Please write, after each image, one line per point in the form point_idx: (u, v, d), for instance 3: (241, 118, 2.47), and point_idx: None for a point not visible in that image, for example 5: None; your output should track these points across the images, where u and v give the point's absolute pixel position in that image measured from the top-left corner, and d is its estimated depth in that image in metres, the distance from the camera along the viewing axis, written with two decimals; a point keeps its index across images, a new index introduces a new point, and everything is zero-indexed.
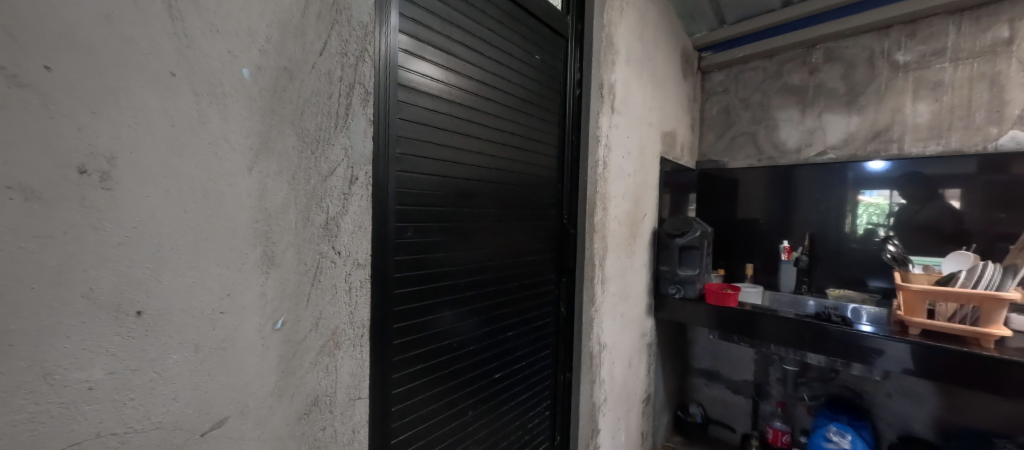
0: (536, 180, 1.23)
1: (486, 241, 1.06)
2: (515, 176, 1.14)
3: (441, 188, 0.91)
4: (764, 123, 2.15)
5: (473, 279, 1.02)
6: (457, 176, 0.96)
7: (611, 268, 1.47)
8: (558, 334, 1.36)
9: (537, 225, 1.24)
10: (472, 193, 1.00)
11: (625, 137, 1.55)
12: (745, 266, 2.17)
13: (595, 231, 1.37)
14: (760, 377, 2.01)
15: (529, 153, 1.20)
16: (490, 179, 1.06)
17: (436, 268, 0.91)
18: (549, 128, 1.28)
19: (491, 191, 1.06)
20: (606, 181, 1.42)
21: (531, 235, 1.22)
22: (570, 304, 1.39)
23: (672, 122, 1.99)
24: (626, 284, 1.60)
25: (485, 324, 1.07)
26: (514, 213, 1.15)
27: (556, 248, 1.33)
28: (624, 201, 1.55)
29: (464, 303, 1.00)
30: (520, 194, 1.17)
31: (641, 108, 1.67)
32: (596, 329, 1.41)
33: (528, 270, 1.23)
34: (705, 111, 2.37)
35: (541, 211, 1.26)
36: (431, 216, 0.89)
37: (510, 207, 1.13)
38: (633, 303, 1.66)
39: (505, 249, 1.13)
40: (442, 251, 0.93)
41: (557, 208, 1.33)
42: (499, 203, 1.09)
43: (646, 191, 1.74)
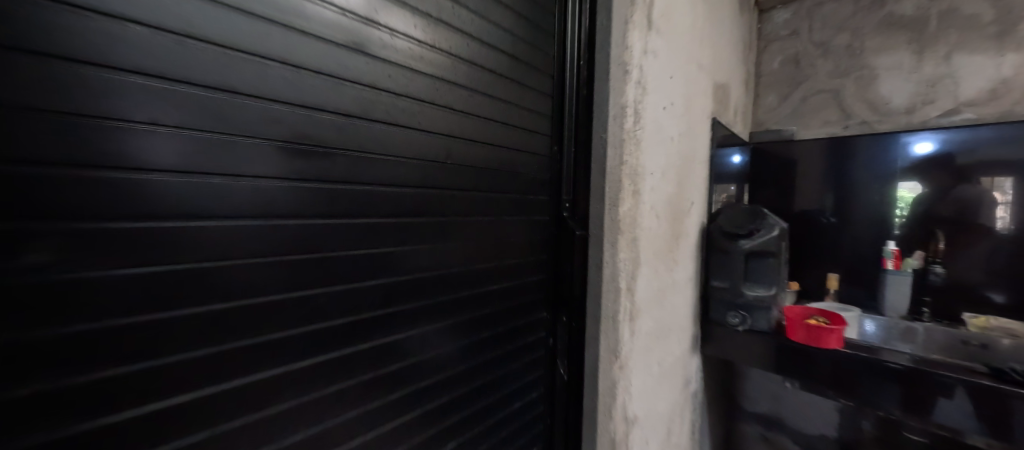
0: (508, 138, 0.71)
1: (384, 261, 0.54)
2: (462, 125, 0.62)
3: (242, 149, 0.40)
4: (853, 74, 1.52)
5: (351, 339, 0.51)
6: (291, 121, 0.43)
7: (644, 295, 0.87)
8: (545, 403, 0.83)
9: (505, 225, 0.71)
10: (348, 158, 0.48)
11: (668, 78, 0.94)
12: (823, 275, 1.55)
13: (622, 232, 0.77)
14: (848, 435, 1.40)
15: (489, 91, 0.66)
16: (398, 127, 0.53)
17: (230, 340, 0.40)
18: (531, 55, 0.74)
19: (400, 151, 0.54)
20: (639, 145, 0.80)
21: (489, 242, 0.69)
22: (562, 352, 0.85)
23: (726, 71, 1.37)
24: (665, 314, 1.00)
25: (397, 419, 0.56)
26: (454, 200, 0.62)
27: (539, 258, 0.81)
28: (665, 181, 0.95)
29: (333, 391, 0.49)
30: (467, 162, 0.64)
31: (691, 37, 1.05)
32: (625, 396, 0.81)
33: (490, 304, 0.70)
34: (762, 64, 1.74)
35: (510, 196, 0.72)
36: (198, 224, 0.38)
37: (446, 187, 0.61)
38: (675, 341, 1.07)
39: (434, 270, 0.61)
40: (247, 298, 0.41)
41: (551, 191, 0.81)
42: (416, 179, 0.57)
43: (695, 166, 1.14)
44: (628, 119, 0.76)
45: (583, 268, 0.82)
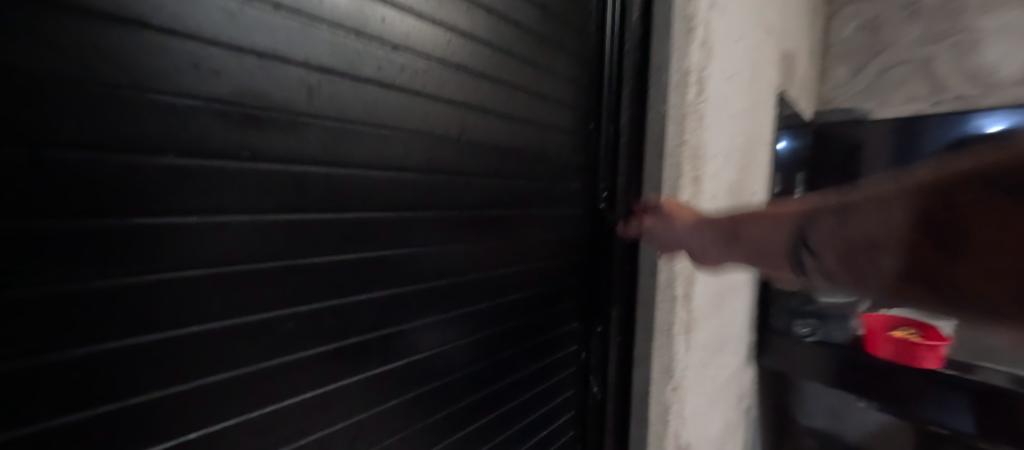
0: (535, 112, 0.59)
1: (381, 270, 0.42)
2: (478, 92, 0.51)
3: (176, 120, 0.27)
4: (948, 39, 1.28)
5: (342, 371, 0.40)
6: (261, 80, 0.32)
7: (699, 299, 0.75)
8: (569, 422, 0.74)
9: (529, 221, 0.61)
10: (338, 132, 0.38)
11: (738, 40, 0.79)
12: None
13: None
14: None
15: (508, 56, 0.55)
16: (401, 92, 0.42)
17: (186, 395, 0.29)
18: (570, 19, 0.63)
19: (404, 123, 0.43)
20: (701, 122, 0.69)
21: (510, 242, 0.58)
22: (595, 363, 0.76)
23: (795, 36, 1.17)
24: (724, 324, 0.88)
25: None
26: (469, 188, 0.51)
27: (566, 257, 0.69)
28: (730, 164, 0.82)
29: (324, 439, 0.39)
30: (487, 137, 0.53)
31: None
32: (670, 414, 0.72)
33: (507, 316, 0.60)
34: (832, 31, 1.49)
35: (538, 186, 0.61)
36: (139, 240, 0.26)
37: (459, 172, 0.50)
38: (733, 353, 0.94)
39: (442, 279, 0.50)
40: (206, 332, 0.30)
41: (587, 178, 0.70)
42: (425, 160, 0.46)
43: (760, 147, 0.99)
44: (685, 89, 0.66)
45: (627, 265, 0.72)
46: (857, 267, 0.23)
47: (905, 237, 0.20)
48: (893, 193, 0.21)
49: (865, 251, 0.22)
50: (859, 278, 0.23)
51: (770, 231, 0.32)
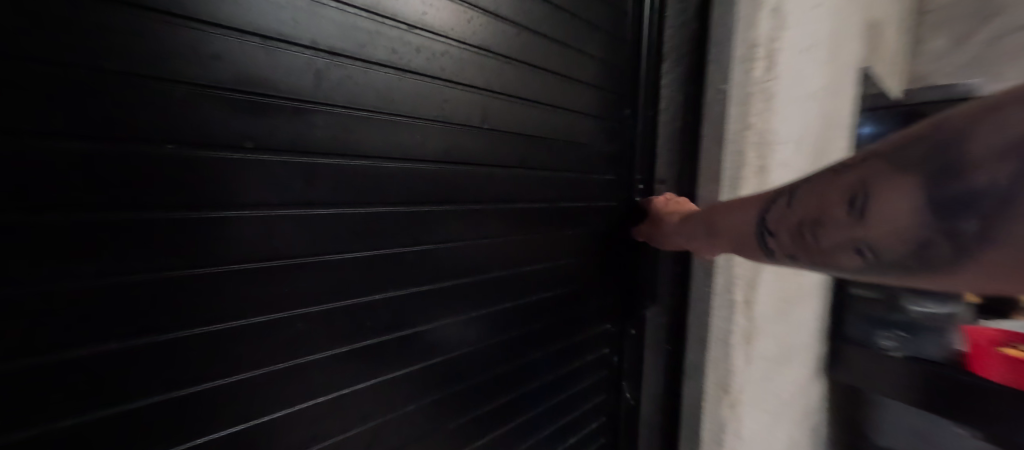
0: (539, 116, 0.76)
1: (428, 256, 0.63)
2: (460, 93, 0.64)
3: (190, 108, 0.39)
4: None
5: (342, 324, 0.54)
6: (260, 78, 0.44)
7: (723, 283, 0.93)
8: (590, 379, 0.95)
9: (574, 224, 0.86)
10: (336, 117, 0.50)
11: (798, 73, 0.97)
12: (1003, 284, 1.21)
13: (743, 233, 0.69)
14: None
15: (532, 75, 0.74)
16: (429, 88, 0.60)
17: (209, 320, 0.43)
18: (616, 71, 0.90)
19: (433, 113, 0.61)
20: None
21: (540, 235, 0.80)
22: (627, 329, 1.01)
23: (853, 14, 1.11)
24: (779, 313, 0.99)
25: (415, 399, 0.64)
26: (491, 180, 0.70)
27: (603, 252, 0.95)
28: (755, 159, 0.93)
29: (319, 373, 0.52)
30: (503, 125, 0.71)
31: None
32: (726, 386, 0.94)
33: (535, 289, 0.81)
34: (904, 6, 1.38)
35: (510, 172, 0.73)
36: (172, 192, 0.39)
37: (418, 157, 0.59)
38: (786, 340, 1.05)
39: (481, 265, 0.72)
40: (230, 271, 0.44)
41: (592, 171, 0.88)
42: (404, 144, 0.58)
43: (792, 135, 1.00)
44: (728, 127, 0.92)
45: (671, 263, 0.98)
46: (845, 239, 0.50)
47: (875, 221, 0.47)
48: (853, 187, 0.49)
49: (849, 227, 0.49)
50: (850, 253, 0.50)
51: (732, 209, 0.73)
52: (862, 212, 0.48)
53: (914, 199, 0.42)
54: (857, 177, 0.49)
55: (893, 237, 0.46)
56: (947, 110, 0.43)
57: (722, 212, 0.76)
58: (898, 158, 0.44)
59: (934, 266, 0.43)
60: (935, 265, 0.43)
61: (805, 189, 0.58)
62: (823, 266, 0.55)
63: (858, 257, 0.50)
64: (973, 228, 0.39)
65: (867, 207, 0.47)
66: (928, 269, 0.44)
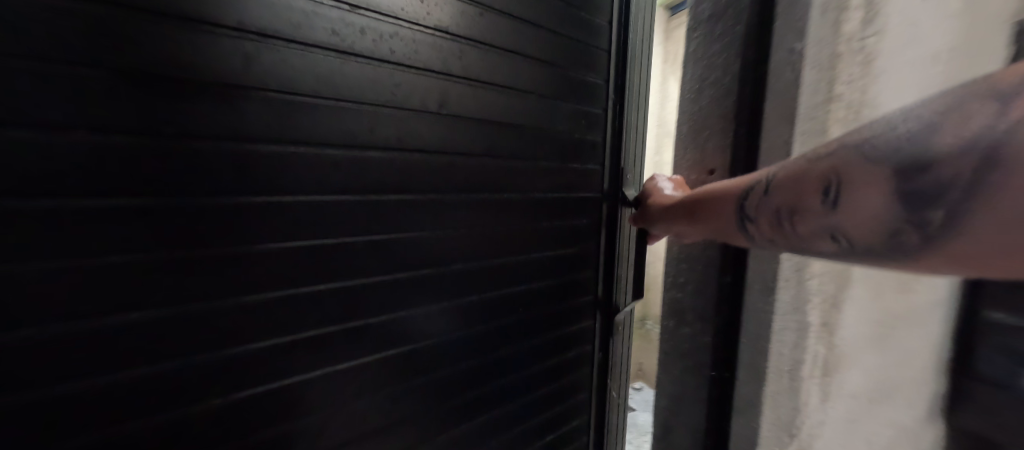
0: (478, 114, 1.33)
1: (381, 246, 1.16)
2: (414, 99, 1.17)
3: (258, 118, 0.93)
4: None
5: (341, 295, 1.11)
6: (258, 72, 0.92)
7: (785, 302, 0.72)
8: (552, 345, 1.68)
9: (536, 221, 1.53)
10: (304, 103, 0.99)
11: (910, 25, 0.78)
12: None
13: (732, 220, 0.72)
14: None
15: (480, 73, 1.32)
16: (377, 83, 1.10)
17: (268, 289, 1.00)
18: (546, 77, 1.50)
19: (384, 97, 1.12)
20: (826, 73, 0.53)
21: (520, 228, 1.49)
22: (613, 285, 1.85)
23: None
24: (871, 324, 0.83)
25: (394, 384, 1.25)
26: (451, 168, 1.28)
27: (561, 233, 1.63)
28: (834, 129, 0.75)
29: (320, 337, 1.09)
30: (458, 107, 1.28)
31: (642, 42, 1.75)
32: (792, 427, 0.77)
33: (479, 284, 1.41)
34: None
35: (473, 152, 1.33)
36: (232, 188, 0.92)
37: (387, 146, 1.14)
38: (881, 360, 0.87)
39: (445, 259, 1.31)
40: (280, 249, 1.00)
41: (540, 146, 1.50)
42: (348, 131, 1.07)
43: (892, 92, 0.79)
44: (777, 99, 0.74)
45: (705, 271, 0.82)
46: (822, 228, 0.58)
47: (847, 211, 0.54)
48: (826, 178, 0.55)
49: (822, 216, 0.57)
50: (824, 239, 0.58)
51: (717, 201, 0.76)
52: (835, 205, 0.55)
53: (882, 196, 0.51)
54: (831, 169, 0.54)
55: (864, 230, 0.54)
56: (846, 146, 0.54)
57: (706, 203, 0.78)
58: (856, 159, 0.52)
59: (902, 253, 0.52)
60: (898, 252, 0.53)
61: (778, 182, 0.63)
62: (802, 251, 0.63)
63: (836, 244, 0.58)
64: (939, 218, 0.47)
65: (843, 201, 0.54)
66: (886, 256, 0.54)
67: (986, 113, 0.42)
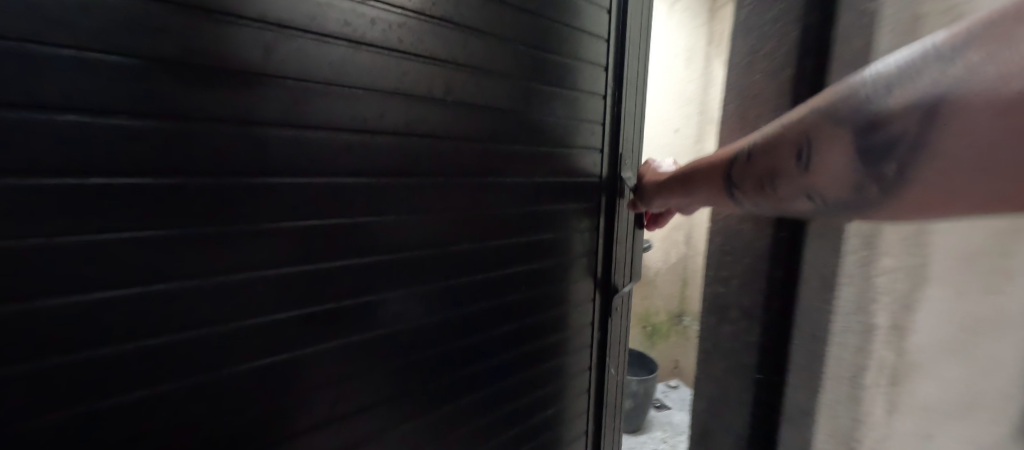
0: (491, 95, 1.05)
1: (361, 231, 0.86)
2: (457, 84, 0.98)
3: (324, 111, 0.78)
4: None
5: (398, 282, 0.94)
6: (283, 65, 0.73)
7: (810, 291, 0.58)
8: (522, 358, 1.25)
9: (525, 206, 1.17)
10: (330, 91, 0.79)
11: None
12: None
13: (750, 174, 0.62)
14: None
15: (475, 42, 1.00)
16: (391, 70, 0.86)
17: (255, 315, 0.74)
18: (561, 58, 1.20)
19: (396, 86, 0.87)
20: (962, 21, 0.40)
21: (471, 205, 1.04)
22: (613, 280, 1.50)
23: None
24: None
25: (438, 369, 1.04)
26: (456, 151, 0.99)
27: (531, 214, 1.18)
28: None
29: (312, 361, 0.83)
30: (461, 93, 0.99)
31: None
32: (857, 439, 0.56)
33: (439, 268, 1.00)
34: None
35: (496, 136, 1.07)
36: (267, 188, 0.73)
37: (427, 134, 0.93)
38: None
39: (439, 242, 0.99)
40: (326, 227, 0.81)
41: (578, 136, 1.29)
42: (364, 118, 0.83)
43: None
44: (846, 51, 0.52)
45: (748, 261, 0.69)
46: (799, 187, 0.54)
47: (817, 172, 0.51)
48: (798, 141, 0.53)
49: (796, 178, 0.54)
50: (801, 198, 0.55)
51: (703, 166, 0.80)
52: (807, 166, 0.52)
53: (847, 154, 0.47)
54: (802, 132, 0.52)
55: (836, 186, 0.50)
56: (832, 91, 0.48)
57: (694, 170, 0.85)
58: (833, 116, 0.47)
59: (867, 209, 0.48)
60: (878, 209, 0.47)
61: (758, 149, 0.61)
62: (786, 212, 0.59)
63: (813, 201, 0.54)
64: (897, 167, 0.43)
65: (815, 161, 0.51)
66: (859, 211, 0.49)
67: (934, 68, 0.37)
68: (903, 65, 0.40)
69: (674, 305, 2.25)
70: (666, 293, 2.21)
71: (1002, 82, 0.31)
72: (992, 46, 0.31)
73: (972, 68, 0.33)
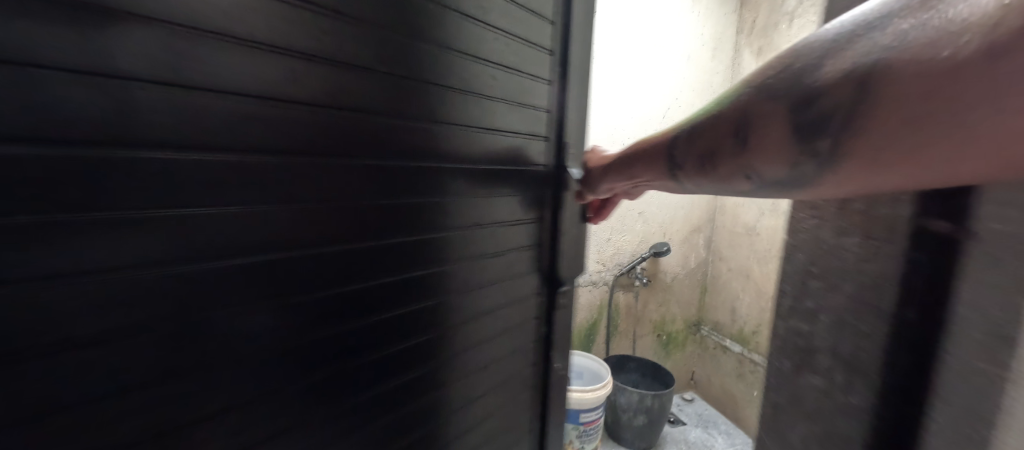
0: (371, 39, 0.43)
1: (173, 259, 0.33)
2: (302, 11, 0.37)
3: (128, 55, 0.29)
4: None
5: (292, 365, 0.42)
6: None
7: None
8: None
9: (441, 213, 0.54)
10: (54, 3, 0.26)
11: None
12: None
13: (692, 153, 0.47)
14: None
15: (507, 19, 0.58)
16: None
17: None
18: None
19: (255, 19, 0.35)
20: None
21: (401, 221, 0.49)
22: (547, 341, 0.78)
23: None
24: None
25: None
26: (354, 144, 0.43)
27: (380, 224, 0.47)
28: None
29: None
30: (389, 56, 0.45)
31: (693, 35, 1.83)
32: None
33: (277, 334, 0.40)
34: None
35: (478, 143, 0.57)
36: (37, 186, 0.26)
37: (308, 116, 0.39)
38: None
39: (340, 276, 0.45)
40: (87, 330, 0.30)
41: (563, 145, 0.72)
42: (198, 70, 0.32)
43: None
44: None
45: None
46: (735, 168, 0.42)
47: (755, 150, 0.38)
48: (733, 120, 0.40)
49: (734, 158, 0.41)
50: (741, 181, 0.42)
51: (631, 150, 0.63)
52: (744, 143, 0.39)
53: (783, 127, 0.35)
54: (737, 109, 0.39)
55: (774, 166, 0.37)
56: (797, 42, 0.34)
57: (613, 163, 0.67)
58: (766, 90, 0.36)
59: (806, 190, 0.37)
60: (813, 192, 0.36)
61: (695, 127, 0.47)
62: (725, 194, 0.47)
63: (752, 183, 0.42)
64: (828, 148, 0.32)
65: (752, 137, 0.38)
66: (799, 195, 0.38)
67: (861, 38, 0.29)
68: (827, 36, 0.31)
69: (691, 312, 2.11)
70: (685, 299, 2.08)
71: (933, 48, 0.24)
72: (917, 13, 0.26)
73: (896, 36, 0.26)
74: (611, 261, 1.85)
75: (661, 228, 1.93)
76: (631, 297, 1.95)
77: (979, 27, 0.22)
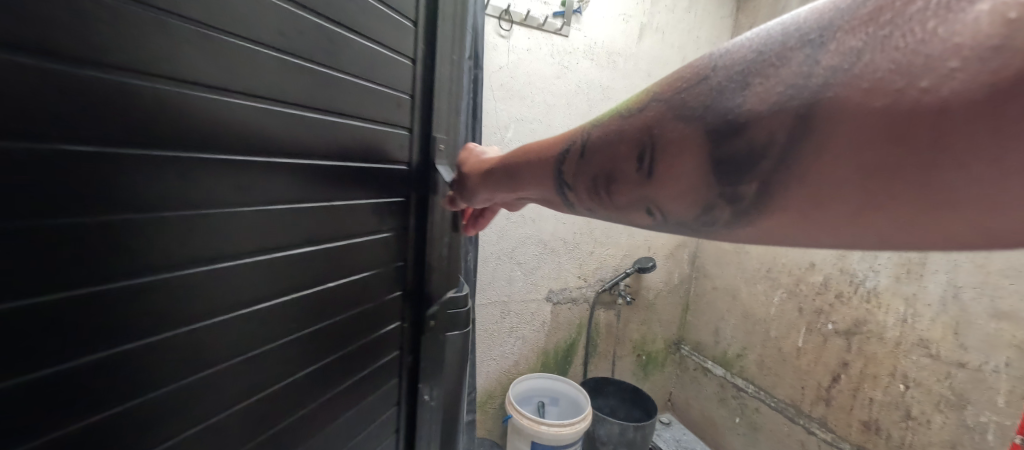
0: None
1: None
2: None
3: None
4: None
5: None
6: None
7: None
8: None
9: (260, 228, 0.35)
10: None
11: None
12: None
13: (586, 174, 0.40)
14: None
15: None
16: None
17: None
18: None
19: None
20: None
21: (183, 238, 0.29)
22: (415, 375, 0.64)
23: None
24: None
25: None
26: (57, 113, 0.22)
27: (123, 257, 0.26)
28: None
29: None
30: None
31: (688, 37, 1.71)
32: None
33: None
34: None
35: (301, 127, 0.37)
36: None
37: None
38: None
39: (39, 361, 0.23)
40: None
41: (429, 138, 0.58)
42: None
43: None
44: None
45: None
46: (635, 199, 0.37)
47: (665, 180, 0.33)
48: (638, 139, 0.34)
49: (636, 186, 0.35)
50: (638, 213, 0.38)
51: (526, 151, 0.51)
52: (649, 171, 0.34)
53: (697, 163, 0.30)
54: (645, 128, 0.33)
55: (682, 201, 0.33)
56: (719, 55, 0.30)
57: (506, 162, 0.54)
58: (680, 109, 0.31)
59: (709, 230, 0.34)
60: (713, 231, 0.34)
61: (596, 137, 0.39)
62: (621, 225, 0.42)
63: (650, 219, 0.37)
64: (754, 193, 0.29)
65: (659, 169, 0.33)
66: (702, 234, 0.35)
67: (804, 55, 0.25)
68: (758, 51, 0.28)
69: (673, 331, 1.99)
70: (667, 319, 1.96)
71: (905, 77, 0.21)
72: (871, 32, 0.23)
73: (848, 54, 0.23)
74: (593, 276, 1.70)
75: (648, 242, 1.80)
76: (612, 316, 1.81)
77: (969, 52, 0.20)
